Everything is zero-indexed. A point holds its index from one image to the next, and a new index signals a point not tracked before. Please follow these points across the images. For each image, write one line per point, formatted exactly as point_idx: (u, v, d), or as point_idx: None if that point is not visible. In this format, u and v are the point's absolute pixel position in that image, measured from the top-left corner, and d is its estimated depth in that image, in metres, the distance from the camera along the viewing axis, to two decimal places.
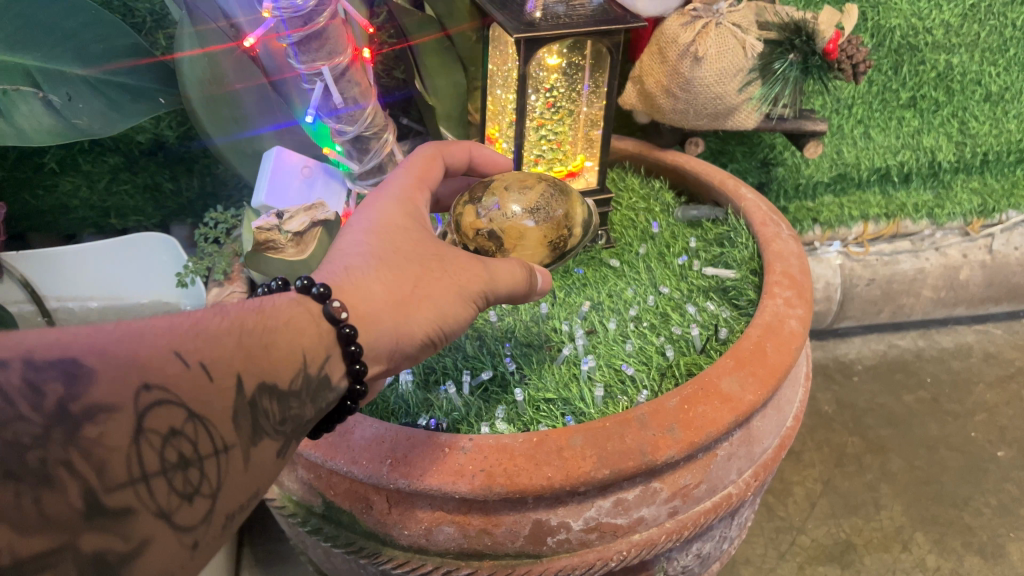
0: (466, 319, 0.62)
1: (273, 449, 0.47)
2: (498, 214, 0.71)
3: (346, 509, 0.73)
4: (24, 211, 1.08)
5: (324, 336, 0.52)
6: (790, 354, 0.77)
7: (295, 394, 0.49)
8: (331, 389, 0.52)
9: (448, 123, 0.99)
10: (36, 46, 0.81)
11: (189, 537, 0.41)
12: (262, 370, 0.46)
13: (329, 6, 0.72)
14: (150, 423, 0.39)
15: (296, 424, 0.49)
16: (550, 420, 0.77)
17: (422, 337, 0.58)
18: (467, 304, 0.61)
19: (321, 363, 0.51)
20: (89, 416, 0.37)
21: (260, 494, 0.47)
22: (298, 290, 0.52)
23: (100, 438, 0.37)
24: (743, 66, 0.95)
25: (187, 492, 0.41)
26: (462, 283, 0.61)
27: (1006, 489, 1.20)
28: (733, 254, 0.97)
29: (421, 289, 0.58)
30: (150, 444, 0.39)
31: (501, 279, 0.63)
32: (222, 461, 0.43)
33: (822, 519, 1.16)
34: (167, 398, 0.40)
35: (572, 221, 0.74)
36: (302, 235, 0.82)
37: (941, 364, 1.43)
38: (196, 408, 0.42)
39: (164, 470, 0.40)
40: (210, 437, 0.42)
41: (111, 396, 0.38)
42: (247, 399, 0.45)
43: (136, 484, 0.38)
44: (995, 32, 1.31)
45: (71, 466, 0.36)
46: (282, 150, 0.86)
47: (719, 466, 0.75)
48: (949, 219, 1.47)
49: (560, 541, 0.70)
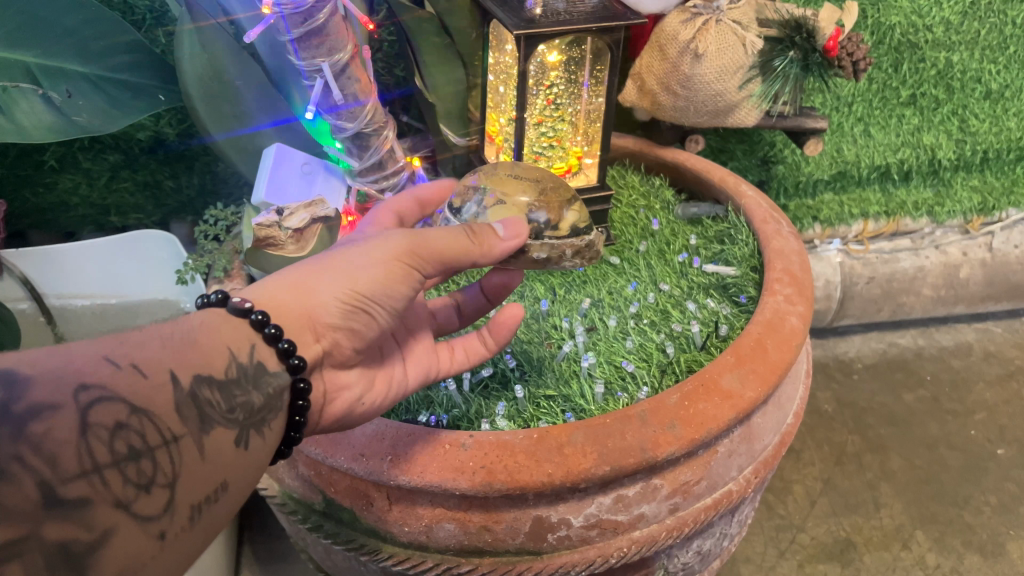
0: (398, 283, 0.59)
1: (229, 438, 0.47)
2: (496, 184, 0.71)
3: (346, 505, 0.73)
4: (24, 209, 1.08)
5: (239, 330, 0.52)
6: (791, 352, 0.77)
7: (235, 382, 0.49)
8: (270, 374, 0.52)
9: (448, 120, 0.99)
10: (37, 43, 0.81)
11: (154, 526, 0.41)
12: (193, 363, 0.47)
13: (330, 2, 0.72)
14: (96, 417, 0.39)
15: (247, 410, 0.49)
16: (550, 417, 0.77)
17: (339, 303, 0.57)
18: (391, 264, 0.58)
19: (249, 351, 0.51)
20: (33, 414, 0.37)
21: (227, 484, 0.47)
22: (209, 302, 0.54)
23: (48, 433, 0.37)
24: (742, 64, 0.95)
25: (144, 483, 0.41)
26: (374, 245, 0.58)
27: (1006, 488, 1.20)
28: (733, 250, 0.98)
29: (331, 261, 0.58)
30: (98, 437, 0.39)
31: (428, 234, 0.59)
32: (174, 451, 0.43)
33: (823, 517, 1.16)
34: (107, 394, 0.40)
35: (557, 218, 0.70)
36: (302, 232, 0.82)
37: (941, 363, 1.43)
38: (136, 402, 0.42)
39: (116, 462, 0.40)
40: (156, 428, 0.42)
41: (52, 395, 0.38)
42: (187, 392, 0.45)
43: (90, 476, 0.38)
44: (995, 30, 1.31)
45: (25, 461, 0.36)
46: (283, 146, 0.86)
47: (720, 463, 0.75)
48: (949, 218, 1.47)
49: (560, 538, 0.70)
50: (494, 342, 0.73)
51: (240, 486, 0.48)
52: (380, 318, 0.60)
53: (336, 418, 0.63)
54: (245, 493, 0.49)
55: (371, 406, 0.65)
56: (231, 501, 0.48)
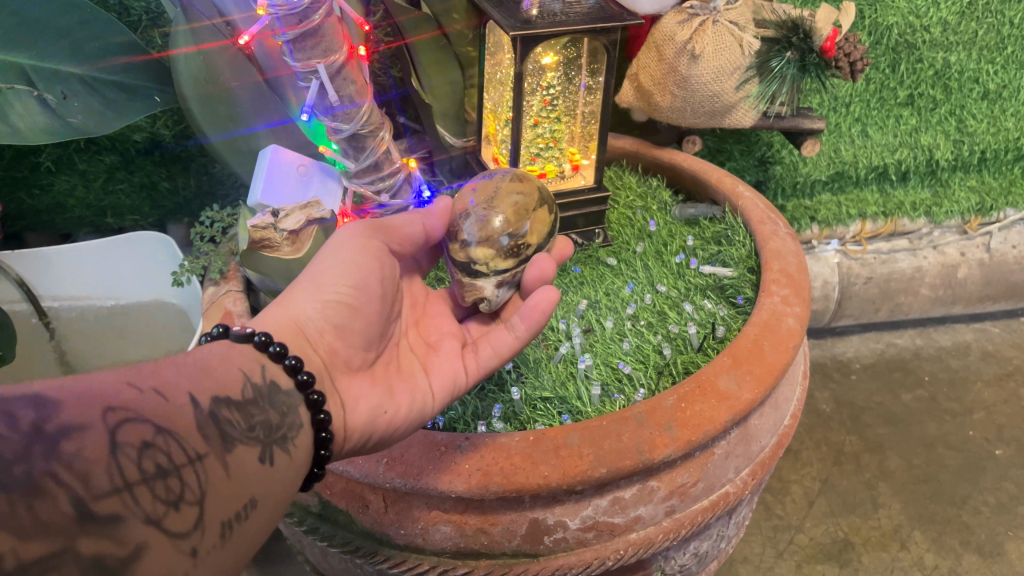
0: (361, 263, 0.63)
1: (253, 454, 0.47)
2: (491, 189, 0.70)
3: (342, 508, 0.73)
4: (20, 210, 1.08)
5: (247, 354, 0.54)
6: (787, 353, 0.77)
7: (252, 402, 0.50)
8: (284, 392, 0.53)
9: (444, 121, 1.00)
10: (30, 44, 0.80)
11: (186, 542, 0.40)
12: (210, 387, 0.47)
13: (325, 3, 0.73)
14: (123, 437, 0.39)
15: (266, 428, 0.50)
16: (547, 419, 0.77)
17: (317, 303, 0.60)
18: (360, 249, 0.64)
19: (261, 371, 0.53)
20: (65, 433, 0.37)
21: (256, 501, 0.47)
22: (216, 336, 0.56)
23: (79, 452, 0.37)
24: (740, 65, 0.94)
25: (172, 500, 0.40)
26: (333, 246, 0.63)
27: (1004, 488, 1.20)
28: (730, 251, 0.97)
29: (303, 275, 0.62)
30: (127, 456, 0.39)
31: (386, 220, 0.68)
32: (199, 470, 0.43)
33: (820, 517, 1.16)
34: (133, 415, 0.40)
35: (471, 248, 0.69)
36: (297, 234, 0.82)
37: (939, 363, 1.43)
38: (161, 423, 0.42)
39: (145, 479, 0.39)
40: (182, 447, 0.42)
41: (81, 416, 0.38)
42: (206, 412, 0.45)
43: (121, 492, 0.37)
44: (994, 30, 1.31)
45: (58, 477, 0.35)
46: (278, 149, 0.84)
47: (716, 465, 0.75)
48: (948, 218, 1.46)
49: (557, 540, 0.70)
50: (523, 327, 0.68)
51: (268, 500, 0.48)
52: (360, 304, 0.62)
53: (365, 432, 0.60)
54: (273, 515, 0.48)
55: (396, 416, 0.63)
56: (261, 520, 0.47)
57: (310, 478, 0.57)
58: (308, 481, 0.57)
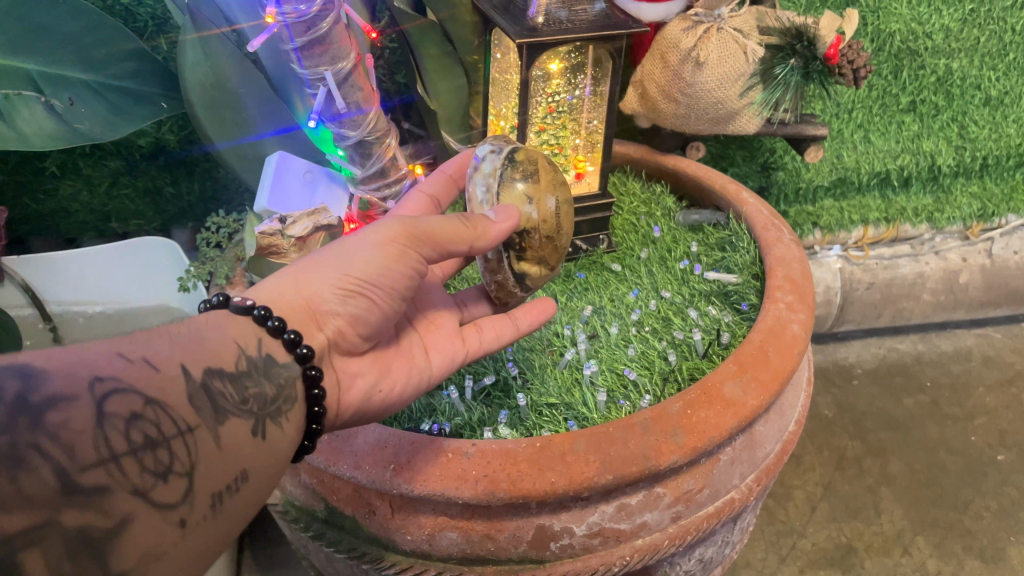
0: (394, 266, 0.59)
1: (244, 427, 0.48)
2: (550, 196, 0.68)
3: (348, 514, 0.73)
4: (24, 215, 1.08)
5: (245, 326, 0.53)
6: (792, 359, 0.77)
7: (246, 374, 0.50)
8: (281, 365, 0.53)
9: (450, 127, 0.99)
10: (37, 51, 0.81)
11: (174, 514, 0.41)
12: (203, 357, 0.47)
13: (333, 11, 0.73)
14: (112, 408, 0.40)
15: (260, 401, 0.50)
16: (553, 425, 0.77)
17: (336, 289, 0.58)
18: (391, 252, 0.58)
19: (256, 345, 0.52)
20: (51, 404, 0.37)
21: (247, 474, 0.47)
22: (213, 307, 0.55)
23: (65, 423, 0.37)
24: (744, 72, 0.95)
25: (161, 471, 0.41)
26: (368, 236, 0.59)
27: (1006, 493, 1.20)
28: (734, 258, 0.98)
29: (330, 255, 0.59)
30: (115, 427, 0.39)
31: (433, 224, 0.59)
32: (190, 441, 0.43)
33: (823, 522, 1.16)
34: (121, 385, 0.41)
35: (524, 261, 0.68)
36: (305, 240, 0.82)
37: (940, 368, 1.44)
38: (151, 394, 0.42)
39: (133, 450, 0.39)
40: (172, 419, 0.43)
41: (68, 387, 0.38)
42: (198, 383, 0.46)
43: (107, 463, 0.38)
44: (994, 37, 1.32)
45: (43, 450, 0.36)
46: (285, 155, 0.85)
47: (722, 471, 0.75)
48: (949, 223, 1.47)
49: (563, 546, 0.70)
50: (525, 319, 0.74)
51: (260, 473, 0.48)
52: (381, 301, 0.60)
53: (357, 409, 0.62)
54: (265, 484, 0.49)
55: (389, 394, 0.65)
56: (251, 494, 0.47)
57: (302, 450, 0.57)
58: (299, 452, 0.57)
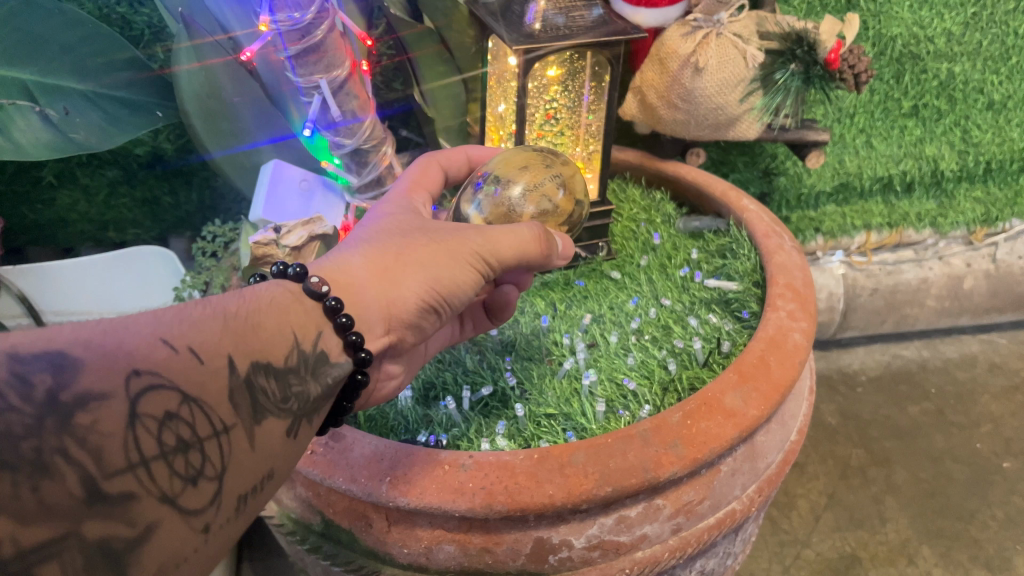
0: (468, 280, 0.61)
1: (281, 427, 0.48)
2: (543, 201, 0.66)
3: (345, 527, 0.72)
4: (23, 225, 1.07)
5: (311, 312, 0.53)
6: (794, 369, 0.76)
7: (293, 371, 0.50)
8: (331, 364, 0.53)
9: (448, 135, 0.99)
10: (34, 61, 0.80)
11: (198, 520, 0.40)
12: (252, 349, 0.47)
13: (328, 18, 0.72)
14: (145, 408, 0.39)
15: (301, 401, 0.50)
16: (551, 436, 0.76)
17: (414, 304, 0.59)
18: (468, 269, 0.60)
19: (314, 339, 0.52)
20: (80, 403, 0.37)
21: (272, 473, 0.47)
22: (276, 274, 0.56)
23: (94, 425, 0.37)
24: (743, 76, 0.94)
25: (191, 475, 0.40)
26: (442, 244, 0.60)
27: (1013, 501, 1.19)
28: (735, 265, 0.97)
29: (405, 263, 0.59)
30: (146, 429, 0.38)
31: (505, 244, 0.60)
32: (223, 442, 0.43)
33: (829, 532, 1.15)
34: (159, 381, 0.40)
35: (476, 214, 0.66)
36: (300, 249, 0.80)
37: (946, 375, 1.42)
38: (190, 391, 0.41)
39: (164, 454, 0.39)
40: (208, 418, 0.42)
41: (104, 383, 0.38)
42: (242, 378, 0.45)
43: (136, 469, 0.38)
44: (997, 41, 1.32)
45: (68, 455, 0.35)
46: (281, 163, 0.87)
47: (723, 482, 0.74)
48: (953, 228, 1.44)
49: (562, 559, 0.69)
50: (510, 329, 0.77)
51: (279, 477, 0.48)
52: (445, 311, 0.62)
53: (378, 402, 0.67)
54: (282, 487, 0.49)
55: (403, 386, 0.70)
56: (270, 495, 0.48)
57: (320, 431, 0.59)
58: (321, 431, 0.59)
